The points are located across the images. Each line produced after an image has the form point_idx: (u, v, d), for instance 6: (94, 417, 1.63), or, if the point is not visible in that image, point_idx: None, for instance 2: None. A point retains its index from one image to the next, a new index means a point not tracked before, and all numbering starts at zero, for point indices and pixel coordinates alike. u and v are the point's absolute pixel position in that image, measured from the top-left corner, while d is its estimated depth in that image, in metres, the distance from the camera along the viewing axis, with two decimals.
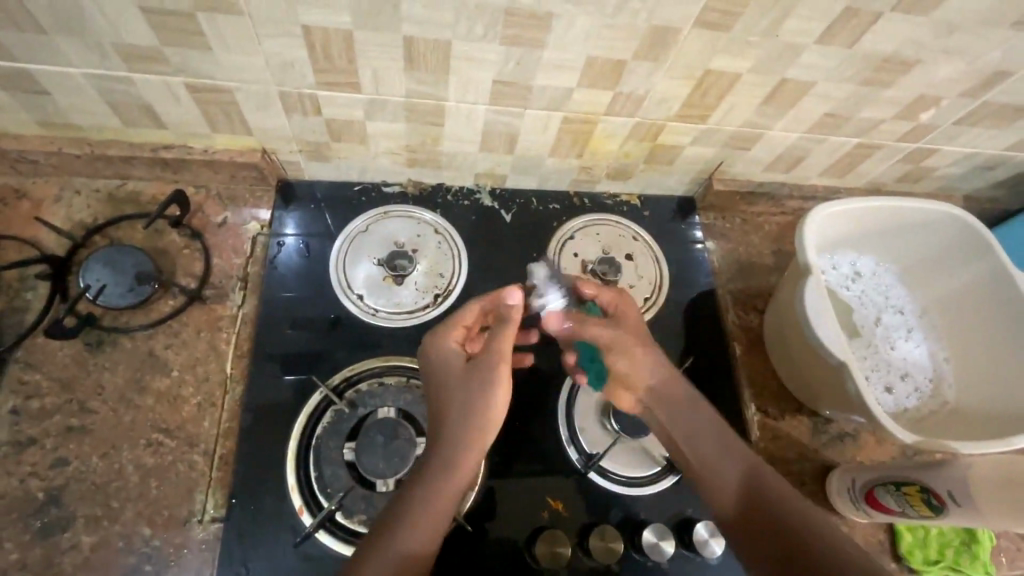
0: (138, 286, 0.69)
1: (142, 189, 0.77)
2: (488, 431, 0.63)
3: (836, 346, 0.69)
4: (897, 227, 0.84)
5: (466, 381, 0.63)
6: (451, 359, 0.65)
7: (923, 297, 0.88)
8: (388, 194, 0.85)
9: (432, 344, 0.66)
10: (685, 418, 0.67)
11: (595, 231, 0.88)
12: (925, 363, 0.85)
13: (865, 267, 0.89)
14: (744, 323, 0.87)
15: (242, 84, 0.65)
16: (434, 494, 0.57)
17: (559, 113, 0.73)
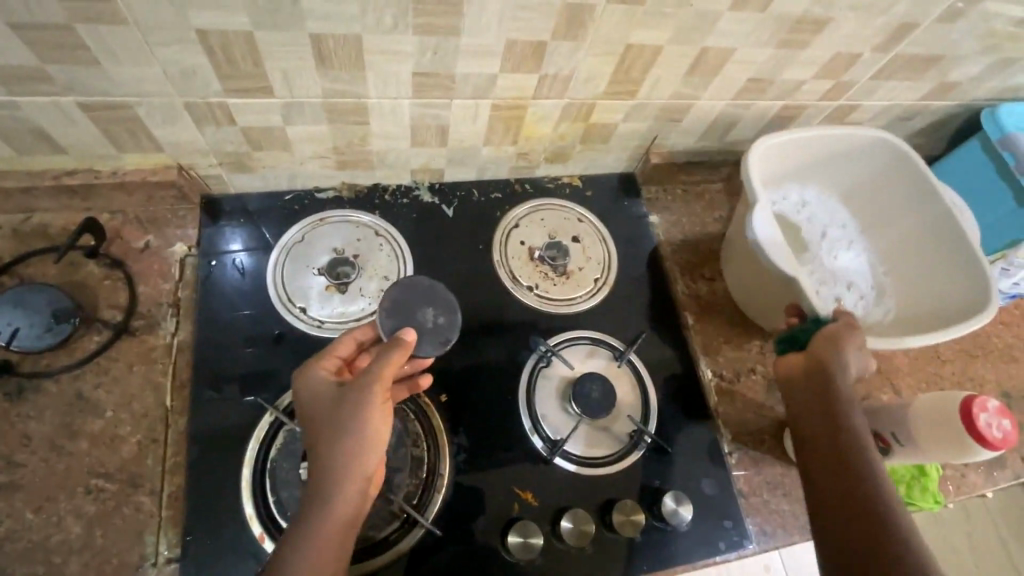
0: (56, 325, 0.65)
1: (51, 221, 0.72)
2: (370, 461, 0.55)
3: (783, 264, 0.72)
4: (832, 152, 0.86)
5: (335, 411, 0.55)
6: (321, 389, 0.58)
7: (859, 216, 0.92)
8: (322, 200, 0.82)
9: (305, 375, 0.59)
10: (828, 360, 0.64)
11: (539, 216, 0.87)
12: (867, 275, 0.89)
13: (805, 197, 0.91)
14: (693, 290, 0.88)
15: (142, 99, 0.60)
16: (315, 548, 0.51)
17: (487, 100, 0.71)
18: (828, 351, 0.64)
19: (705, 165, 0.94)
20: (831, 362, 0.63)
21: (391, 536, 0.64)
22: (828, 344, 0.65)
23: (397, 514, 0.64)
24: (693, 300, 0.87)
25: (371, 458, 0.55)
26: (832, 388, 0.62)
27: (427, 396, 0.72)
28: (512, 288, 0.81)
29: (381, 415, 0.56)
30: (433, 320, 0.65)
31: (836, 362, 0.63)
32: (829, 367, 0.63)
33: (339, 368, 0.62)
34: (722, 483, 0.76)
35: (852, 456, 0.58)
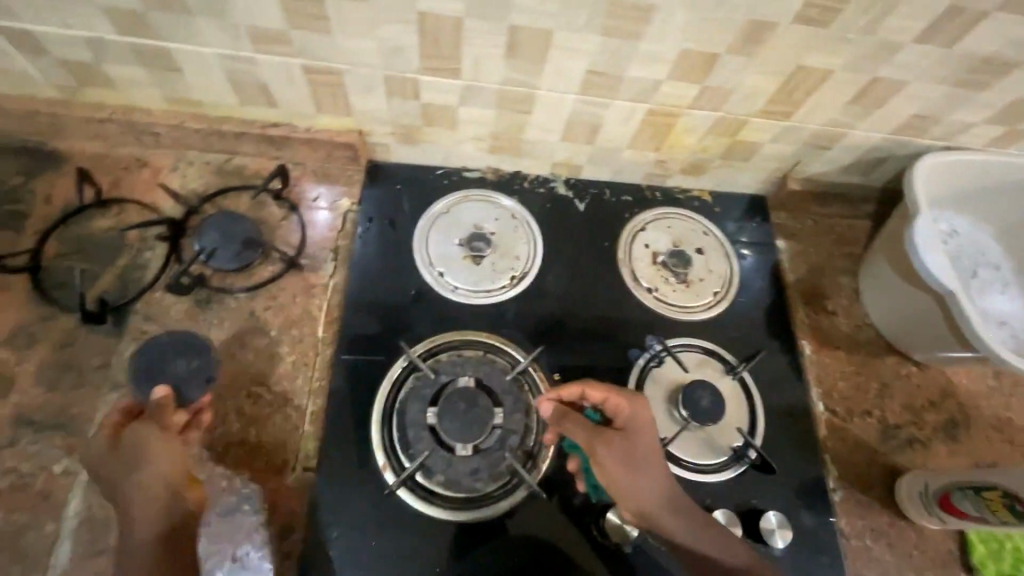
0: (244, 252, 0.76)
1: (246, 164, 0.83)
2: (166, 510, 0.57)
3: (942, 276, 0.72)
4: (1000, 182, 0.83)
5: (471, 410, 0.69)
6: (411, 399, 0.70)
7: (1015, 253, 0.87)
8: (468, 178, 0.89)
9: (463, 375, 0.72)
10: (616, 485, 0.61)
11: (666, 224, 0.90)
12: (1018, 313, 0.85)
13: (961, 225, 0.87)
14: (582, 432, 0.62)
15: (352, 67, 0.70)
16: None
17: (644, 105, 0.75)
18: (639, 487, 0.61)
19: (843, 198, 0.93)
20: (626, 487, 0.60)
21: (497, 493, 0.68)
22: (642, 472, 0.61)
23: (506, 474, 0.68)
24: (612, 446, 0.61)
25: (144, 513, 0.57)
26: (665, 521, 0.61)
27: (542, 372, 0.76)
28: (632, 288, 0.84)
29: (172, 457, 0.60)
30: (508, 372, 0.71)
31: (654, 480, 0.61)
32: (627, 493, 0.61)
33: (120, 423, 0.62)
34: (821, 516, 0.74)
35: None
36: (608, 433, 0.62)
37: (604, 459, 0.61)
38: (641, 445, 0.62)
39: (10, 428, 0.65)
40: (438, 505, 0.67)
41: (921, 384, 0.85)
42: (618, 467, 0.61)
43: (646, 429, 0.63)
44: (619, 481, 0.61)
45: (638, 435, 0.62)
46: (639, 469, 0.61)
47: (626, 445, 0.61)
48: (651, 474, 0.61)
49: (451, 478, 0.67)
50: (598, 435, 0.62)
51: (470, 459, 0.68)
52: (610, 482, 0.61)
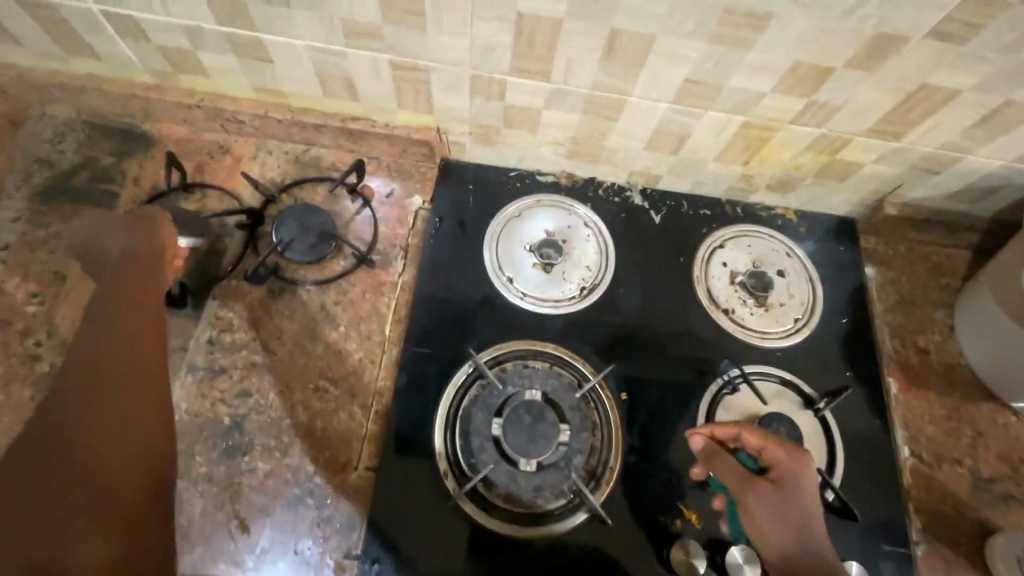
0: (319, 245, 0.76)
1: (324, 156, 0.84)
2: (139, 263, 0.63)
3: None
4: None
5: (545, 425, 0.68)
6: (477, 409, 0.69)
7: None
8: (542, 182, 0.87)
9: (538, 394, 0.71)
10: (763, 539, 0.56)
11: (745, 242, 0.85)
12: None
13: None
14: (732, 474, 0.61)
15: (440, 65, 0.68)
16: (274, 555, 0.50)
17: (741, 117, 0.71)
18: (788, 546, 0.54)
19: (944, 226, 0.85)
20: (770, 539, 0.55)
21: (557, 513, 0.66)
22: (792, 532, 0.55)
23: (568, 493, 0.66)
24: (762, 494, 0.58)
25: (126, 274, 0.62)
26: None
27: (609, 389, 0.73)
28: (706, 308, 0.80)
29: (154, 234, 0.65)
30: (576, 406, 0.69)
31: (808, 544, 0.54)
32: (770, 548, 0.55)
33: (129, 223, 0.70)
34: (900, 569, 0.69)
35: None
36: (765, 483, 0.59)
37: (752, 506, 0.58)
38: (796, 505, 0.57)
39: None
40: (498, 519, 0.66)
41: (1021, 435, 0.78)
42: (764, 516, 0.57)
43: (805, 490, 0.58)
44: (765, 534, 0.56)
45: (796, 493, 0.57)
46: (788, 525, 0.56)
47: (777, 498, 0.57)
48: (801, 535, 0.55)
49: (512, 492, 0.65)
50: (750, 481, 0.59)
51: (533, 475, 0.66)
52: (756, 534, 0.57)
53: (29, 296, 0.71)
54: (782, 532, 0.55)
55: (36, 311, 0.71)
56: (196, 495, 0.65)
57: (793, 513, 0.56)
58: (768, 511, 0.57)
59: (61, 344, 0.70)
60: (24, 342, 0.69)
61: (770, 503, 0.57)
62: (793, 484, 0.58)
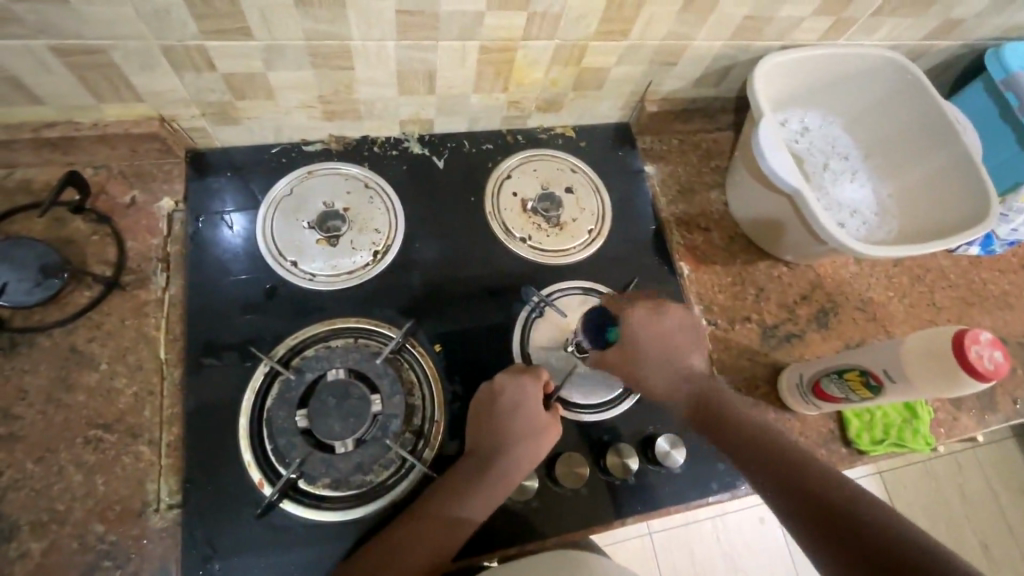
0: (46, 280, 0.64)
1: (33, 177, 0.70)
2: None
3: (790, 178, 0.73)
4: (836, 77, 0.85)
5: (496, 420, 0.64)
6: (534, 407, 0.65)
7: (863, 140, 0.91)
8: (310, 152, 0.80)
9: (505, 385, 0.66)
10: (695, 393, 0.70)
11: (531, 167, 0.86)
12: (870, 201, 0.90)
13: (812, 122, 0.91)
14: (613, 359, 0.71)
15: (118, 42, 0.59)
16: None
17: (475, 43, 0.69)
18: (691, 400, 0.70)
19: (702, 113, 0.92)
20: (673, 393, 0.70)
21: (389, 482, 0.64)
22: (690, 383, 0.70)
23: (395, 460, 0.65)
24: (646, 354, 0.70)
25: None
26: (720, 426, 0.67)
27: (421, 345, 0.72)
28: (505, 240, 0.81)
29: None
30: (381, 373, 0.67)
31: (705, 386, 0.70)
32: (679, 399, 0.70)
33: None
34: None
35: (807, 475, 0.60)
36: (655, 350, 0.70)
37: (641, 366, 0.70)
38: (659, 347, 0.70)
39: None
40: (330, 509, 0.63)
41: (793, 282, 0.89)
42: (654, 370, 0.70)
43: (670, 333, 0.71)
44: (661, 383, 0.70)
45: (656, 340, 0.70)
46: (665, 365, 0.70)
47: (643, 352, 0.70)
48: (680, 376, 0.70)
49: (336, 479, 0.63)
50: (633, 348, 0.70)
51: (353, 454, 0.64)
52: (670, 387, 0.70)
53: None
54: (663, 376, 0.70)
55: None
56: None
57: (652, 357, 0.70)
58: (629, 366, 0.70)
59: None
60: None
61: (636, 358, 0.70)
62: (637, 339, 0.70)
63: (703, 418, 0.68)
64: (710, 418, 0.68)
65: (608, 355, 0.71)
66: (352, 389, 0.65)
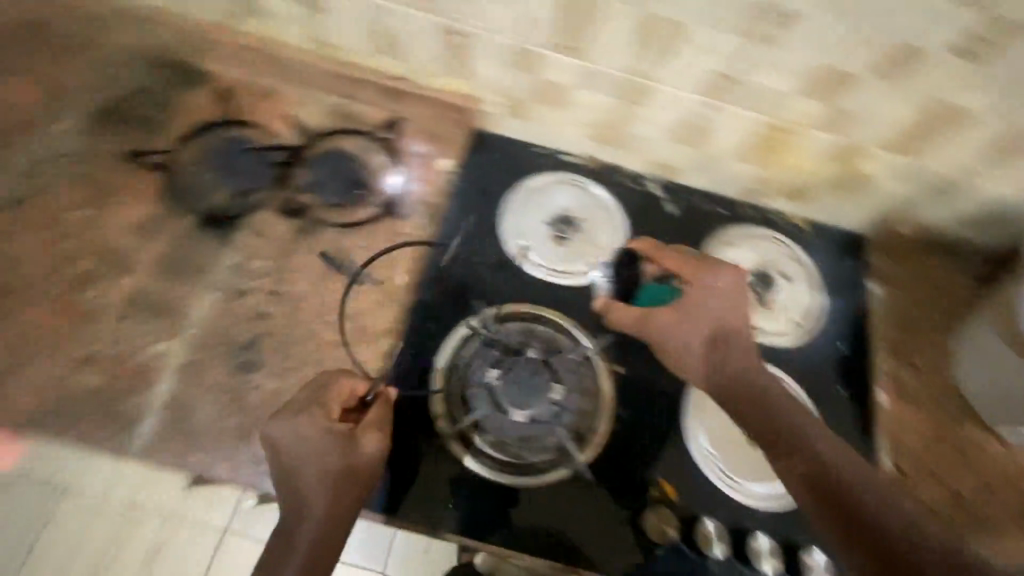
0: (352, 190, 0.82)
1: (361, 112, 0.87)
2: None
3: None
4: None
5: (289, 475, 0.60)
6: (328, 462, 0.60)
7: None
8: (566, 162, 0.89)
9: (274, 438, 0.60)
10: (802, 431, 0.60)
11: (755, 242, 0.88)
12: None
13: None
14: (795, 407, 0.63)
15: (484, 34, 0.73)
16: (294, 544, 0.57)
17: (763, 117, 0.74)
18: (738, 389, 0.64)
19: (952, 251, 0.88)
20: (760, 403, 0.62)
21: (540, 466, 0.69)
22: (790, 426, 0.61)
23: (552, 449, 0.70)
24: (780, 398, 0.63)
25: None
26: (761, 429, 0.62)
27: (606, 359, 0.76)
28: None
29: None
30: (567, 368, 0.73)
31: (802, 433, 0.60)
32: (801, 436, 0.60)
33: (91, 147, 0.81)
34: None
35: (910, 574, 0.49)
36: (760, 365, 0.66)
37: (710, 364, 0.66)
38: (750, 367, 0.65)
39: (125, 306, 0.73)
40: (485, 464, 0.69)
41: (1006, 462, 0.79)
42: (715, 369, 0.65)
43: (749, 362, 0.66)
44: (765, 401, 0.62)
45: (733, 355, 0.66)
46: (747, 380, 0.64)
47: (720, 355, 0.66)
48: (800, 416, 0.61)
49: (500, 441, 0.70)
50: (764, 387, 0.63)
51: (522, 427, 0.70)
52: (790, 420, 0.61)
53: (80, 205, 0.78)
54: (771, 401, 0.62)
55: (86, 217, 0.77)
56: (206, 401, 0.70)
57: (749, 377, 0.65)
58: (798, 413, 0.62)
59: (105, 251, 0.75)
60: (70, 244, 0.75)
61: (760, 394, 0.63)
62: (765, 374, 0.65)
63: (770, 423, 0.61)
64: (795, 451, 0.59)
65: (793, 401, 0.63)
66: (541, 372, 0.72)
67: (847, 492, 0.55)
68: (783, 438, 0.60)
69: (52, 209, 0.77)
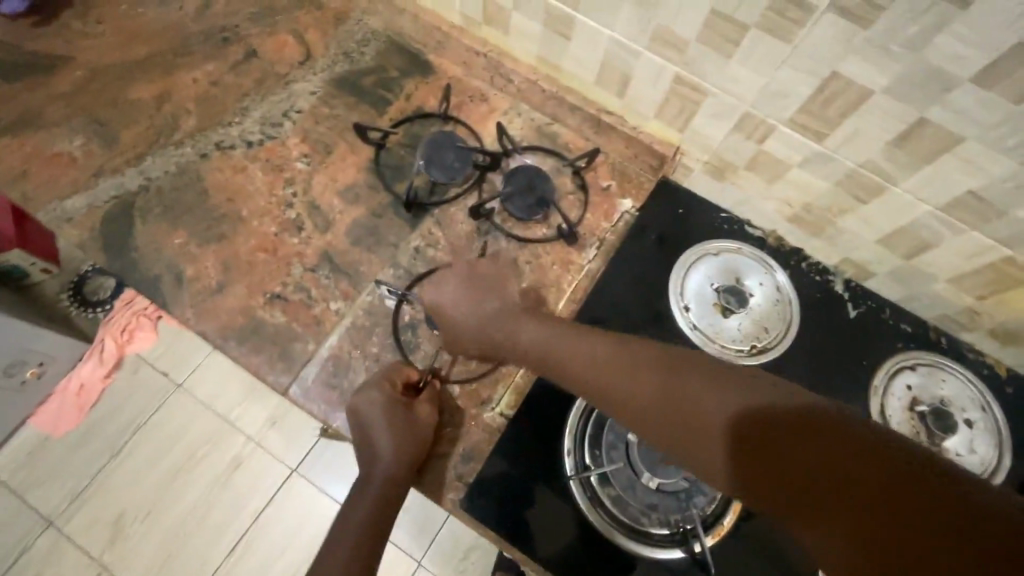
0: (536, 208, 0.82)
1: (559, 133, 0.89)
2: None
3: None
4: None
5: (367, 440, 0.66)
6: (370, 413, 0.67)
7: None
8: (749, 234, 0.86)
9: (357, 404, 0.67)
10: (737, 416, 0.45)
11: (941, 375, 0.79)
12: None
13: None
14: (699, 383, 0.49)
15: (721, 93, 0.72)
16: (362, 496, 0.64)
17: (1006, 251, 0.66)
18: (692, 383, 0.49)
19: None
20: (681, 404, 0.49)
21: (658, 538, 0.69)
22: (723, 426, 0.46)
23: (672, 524, 0.69)
24: (705, 383, 0.49)
25: None
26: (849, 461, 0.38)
27: None
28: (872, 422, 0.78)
29: None
30: None
31: (742, 411, 0.45)
32: (700, 410, 0.48)
33: (321, 106, 0.89)
34: None
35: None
36: (654, 343, 0.57)
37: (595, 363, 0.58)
38: (654, 364, 0.54)
39: (315, 258, 0.79)
40: (600, 515, 0.69)
41: None
42: (610, 371, 0.56)
43: (657, 353, 0.55)
44: (687, 400, 0.49)
45: (617, 351, 0.57)
46: (646, 373, 0.54)
47: (605, 349, 0.58)
48: (713, 391, 0.48)
49: (622, 498, 0.70)
50: (680, 364, 0.52)
51: (649, 492, 0.70)
52: (705, 408, 0.47)
53: (301, 156, 0.85)
54: (692, 398, 0.49)
55: (302, 169, 0.84)
56: (361, 366, 0.74)
57: (674, 386, 0.51)
58: (690, 381, 0.50)
59: (310, 203, 0.82)
60: (285, 189, 0.83)
61: (656, 384, 0.52)
62: (663, 360, 0.54)
63: (817, 453, 0.39)
64: (764, 444, 0.43)
65: (667, 369, 0.52)
66: None
67: (887, 450, 0.38)
68: (843, 488, 0.38)
69: (277, 153, 0.85)
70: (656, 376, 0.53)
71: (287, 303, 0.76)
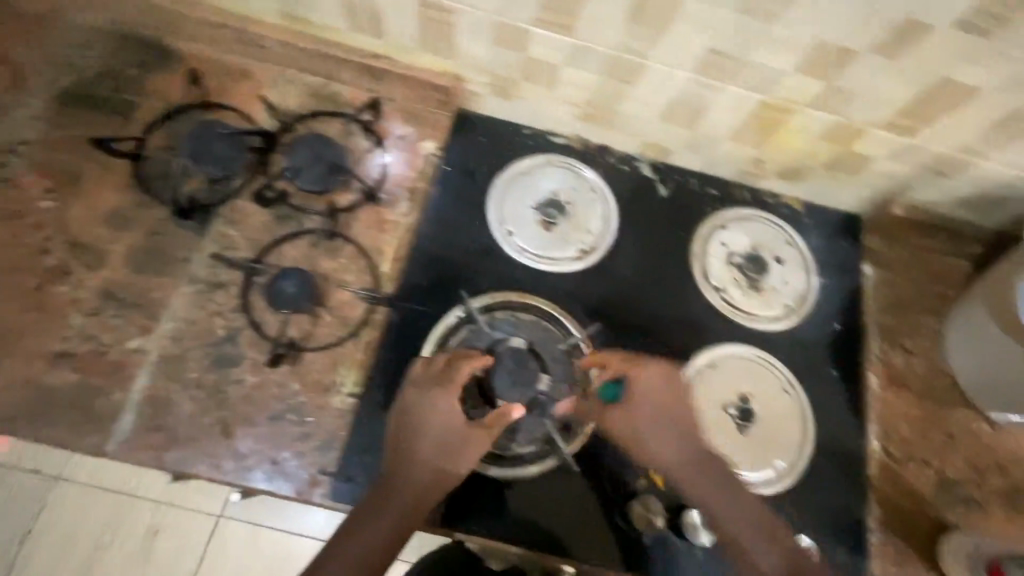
0: (330, 176, 0.77)
1: (341, 91, 0.83)
2: None
3: None
4: None
5: (411, 449, 0.63)
6: (441, 422, 0.64)
7: None
8: (553, 143, 0.86)
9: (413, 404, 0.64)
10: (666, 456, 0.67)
11: (748, 225, 0.86)
12: None
13: None
14: (646, 422, 0.68)
15: (468, 7, 0.69)
16: (387, 494, 0.62)
17: (760, 96, 0.71)
18: (643, 432, 0.68)
19: (951, 233, 0.85)
20: (639, 441, 0.68)
21: (530, 456, 0.71)
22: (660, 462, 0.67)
23: (539, 439, 0.72)
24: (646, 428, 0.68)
25: None
26: (758, 511, 0.64)
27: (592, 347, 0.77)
28: (700, 285, 0.82)
29: None
30: (553, 358, 0.74)
31: (674, 452, 0.67)
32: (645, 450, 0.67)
33: (50, 130, 0.76)
34: (853, 553, 0.74)
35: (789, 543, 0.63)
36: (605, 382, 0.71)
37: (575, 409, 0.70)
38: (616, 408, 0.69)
39: (95, 300, 0.70)
40: None
41: (992, 445, 0.79)
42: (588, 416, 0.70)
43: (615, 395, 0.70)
44: (640, 438, 0.68)
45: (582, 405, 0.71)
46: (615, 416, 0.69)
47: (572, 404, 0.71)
48: (657, 434, 0.67)
49: None
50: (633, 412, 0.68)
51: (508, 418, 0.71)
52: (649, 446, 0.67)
53: (42, 193, 0.73)
54: (645, 433, 0.67)
55: (48, 207, 0.73)
56: (185, 398, 0.68)
57: (628, 426, 0.68)
58: (637, 424, 0.68)
59: (69, 242, 0.72)
60: (34, 235, 0.72)
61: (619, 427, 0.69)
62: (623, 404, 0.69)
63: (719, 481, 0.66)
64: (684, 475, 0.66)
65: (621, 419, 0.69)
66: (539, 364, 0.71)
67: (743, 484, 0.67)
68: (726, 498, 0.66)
69: (13, 198, 0.73)
70: (621, 418, 0.68)
71: (76, 359, 0.67)
